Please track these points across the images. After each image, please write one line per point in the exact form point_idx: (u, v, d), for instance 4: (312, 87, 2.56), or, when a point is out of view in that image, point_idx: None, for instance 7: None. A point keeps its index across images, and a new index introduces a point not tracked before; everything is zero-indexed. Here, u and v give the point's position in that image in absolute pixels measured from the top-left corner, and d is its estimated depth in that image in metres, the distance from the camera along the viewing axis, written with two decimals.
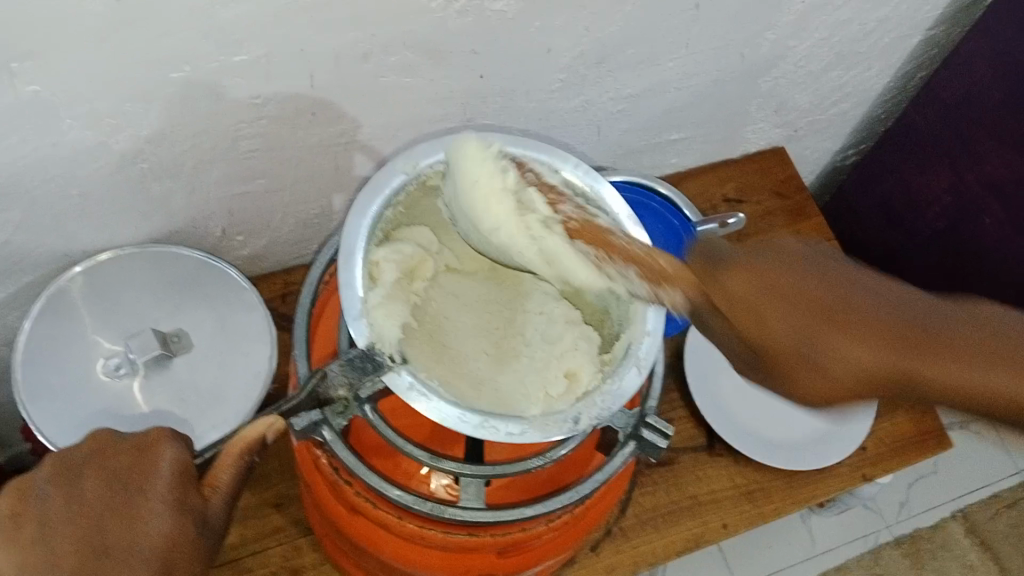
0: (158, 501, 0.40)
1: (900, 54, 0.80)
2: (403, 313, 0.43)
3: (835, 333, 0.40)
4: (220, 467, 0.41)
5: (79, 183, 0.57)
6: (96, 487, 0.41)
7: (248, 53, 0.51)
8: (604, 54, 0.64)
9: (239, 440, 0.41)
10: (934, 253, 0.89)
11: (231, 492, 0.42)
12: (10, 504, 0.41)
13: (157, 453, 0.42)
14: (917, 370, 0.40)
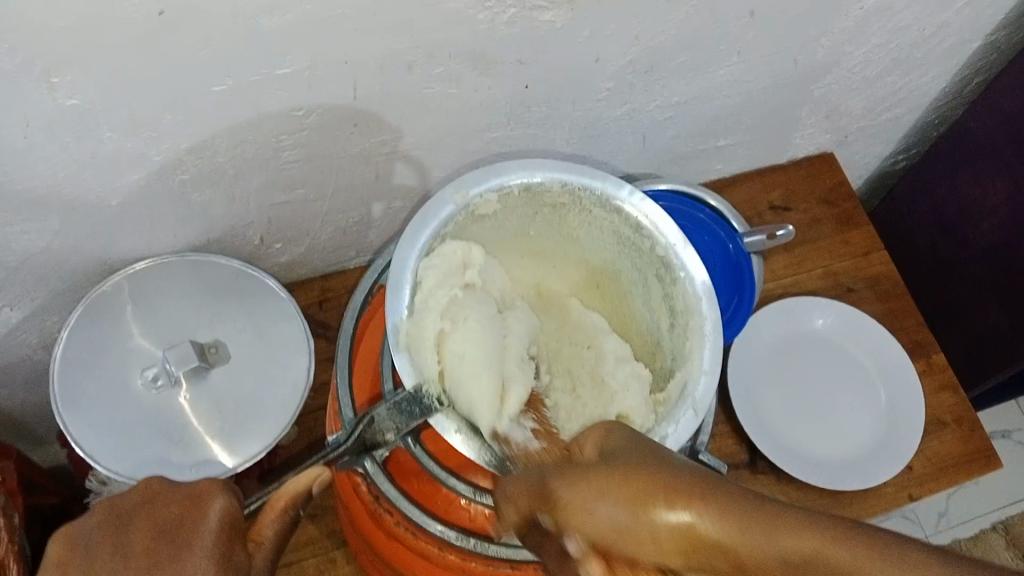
0: (203, 555, 0.38)
1: (959, 60, 0.77)
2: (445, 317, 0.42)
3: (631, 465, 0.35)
4: (266, 520, 0.40)
5: (119, 192, 0.56)
6: (144, 537, 0.40)
7: (291, 64, 0.50)
8: (653, 62, 0.62)
9: (286, 492, 0.40)
10: (987, 268, 0.86)
11: (274, 548, 0.41)
12: (58, 550, 0.40)
13: (207, 505, 0.40)
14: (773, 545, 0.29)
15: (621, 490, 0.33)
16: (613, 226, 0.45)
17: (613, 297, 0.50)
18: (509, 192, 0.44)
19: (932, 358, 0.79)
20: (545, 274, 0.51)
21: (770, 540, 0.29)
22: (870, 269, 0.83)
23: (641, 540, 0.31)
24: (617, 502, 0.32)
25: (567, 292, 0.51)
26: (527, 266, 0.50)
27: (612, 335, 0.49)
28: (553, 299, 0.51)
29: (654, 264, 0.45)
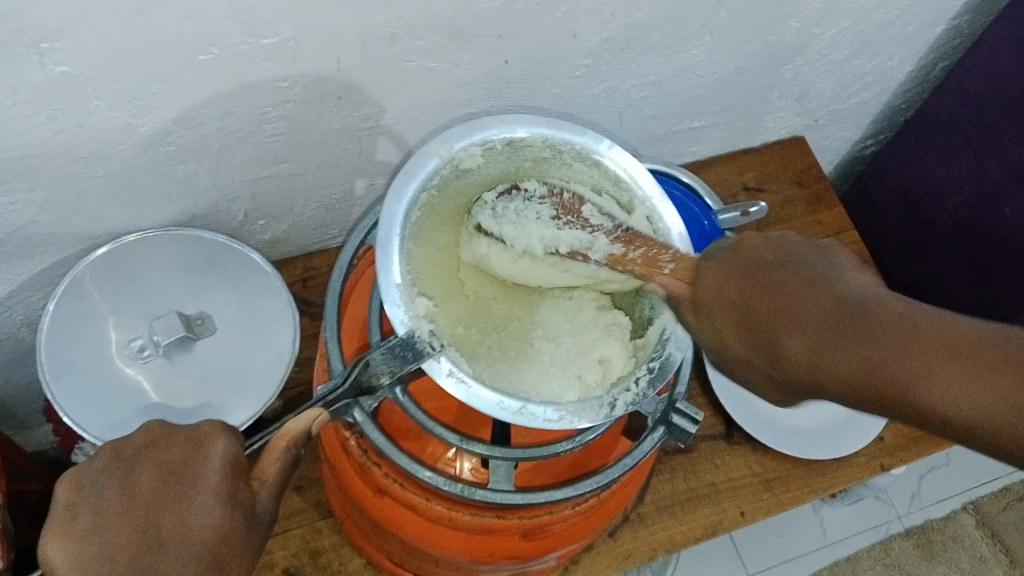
0: (211, 494, 0.39)
1: (923, 43, 0.80)
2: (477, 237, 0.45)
3: (742, 288, 0.39)
4: (269, 458, 0.40)
5: (105, 164, 0.57)
6: (151, 479, 0.40)
7: (276, 35, 0.51)
8: (629, 39, 0.64)
9: (285, 434, 0.40)
10: (955, 246, 0.88)
11: (278, 485, 0.41)
12: (66, 494, 0.40)
13: (209, 446, 0.41)
14: (879, 375, 0.34)
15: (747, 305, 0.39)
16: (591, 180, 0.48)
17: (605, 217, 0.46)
18: (492, 146, 0.45)
19: None
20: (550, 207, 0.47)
21: (863, 351, 0.34)
22: (841, 248, 0.85)
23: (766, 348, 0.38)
24: (742, 312, 0.39)
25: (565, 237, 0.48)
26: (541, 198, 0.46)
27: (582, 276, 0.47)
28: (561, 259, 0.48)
29: None
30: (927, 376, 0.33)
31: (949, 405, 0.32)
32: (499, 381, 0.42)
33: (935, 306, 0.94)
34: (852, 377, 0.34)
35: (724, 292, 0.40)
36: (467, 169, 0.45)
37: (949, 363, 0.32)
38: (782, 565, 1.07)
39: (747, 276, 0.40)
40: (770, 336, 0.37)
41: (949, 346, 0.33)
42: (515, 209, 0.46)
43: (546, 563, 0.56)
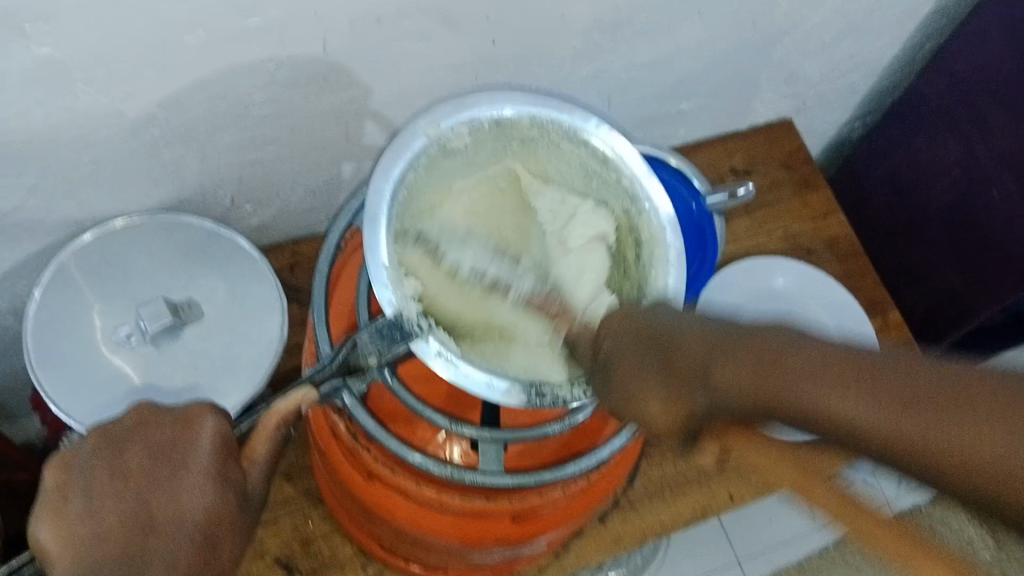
0: (201, 474, 0.39)
1: (911, 26, 0.80)
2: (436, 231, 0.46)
3: (648, 341, 0.38)
4: (259, 438, 0.41)
5: (91, 149, 0.56)
6: (141, 460, 0.40)
7: (263, 16, 0.50)
8: (617, 21, 0.64)
9: (274, 414, 0.40)
10: (943, 228, 0.89)
11: (268, 463, 0.41)
12: (54, 476, 0.39)
13: (200, 427, 0.40)
14: (790, 401, 0.32)
15: (656, 354, 0.37)
16: (580, 159, 0.47)
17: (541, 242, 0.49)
18: (480, 125, 0.45)
19: (888, 315, 0.82)
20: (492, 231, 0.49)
21: (765, 375, 0.33)
22: (829, 231, 0.85)
23: (675, 386, 0.36)
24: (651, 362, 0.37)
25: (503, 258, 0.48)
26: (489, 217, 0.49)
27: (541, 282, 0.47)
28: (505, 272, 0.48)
29: (621, 195, 0.47)
30: (844, 397, 0.30)
31: (855, 414, 0.30)
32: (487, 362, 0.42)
33: (921, 289, 0.94)
34: (746, 390, 0.33)
35: (626, 339, 0.39)
36: (451, 147, 0.45)
37: (845, 378, 0.31)
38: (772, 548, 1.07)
39: (643, 326, 0.40)
40: (662, 368, 0.37)
41: (854, 362, 0.31)
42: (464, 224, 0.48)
43: (537, 545, 0.56)
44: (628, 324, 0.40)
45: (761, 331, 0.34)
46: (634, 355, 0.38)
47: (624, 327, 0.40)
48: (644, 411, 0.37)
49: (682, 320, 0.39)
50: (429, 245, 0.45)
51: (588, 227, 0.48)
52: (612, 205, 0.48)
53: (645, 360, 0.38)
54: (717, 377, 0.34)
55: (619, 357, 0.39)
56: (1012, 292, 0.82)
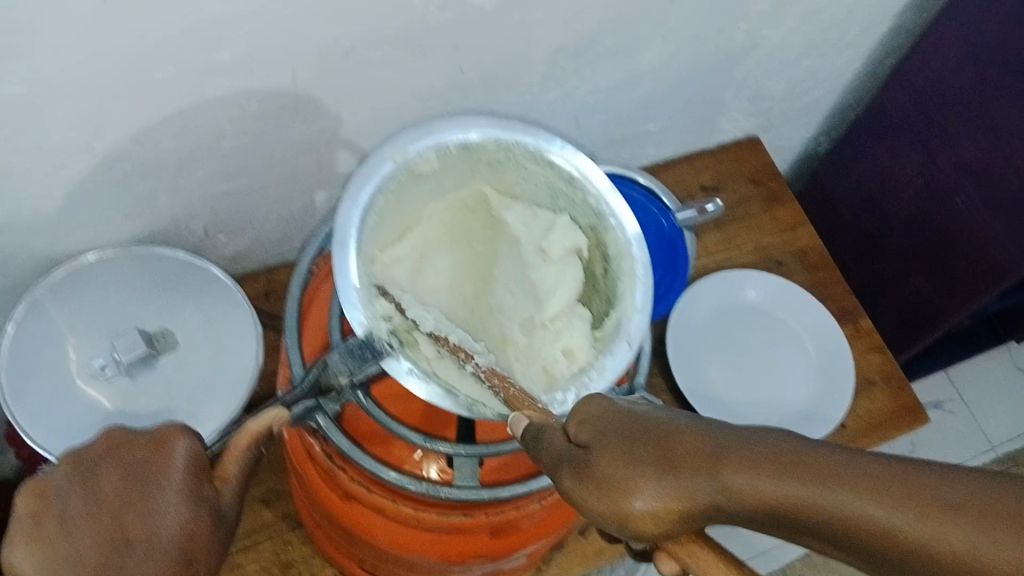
0: (177, 493, 0.39)
1: (868, 42, 0.82)
2: (400, 272, 0.47)
3: (631, 435, 0.32)
4: (230, 457, 0.41)
5: (62, 184, 0.57)
6: (115, 483, 0.39)
7: (231, 50, 0.51)
8: (582, 46, 0.65)
9: (246, 434, 0.41)
10: (910, 235, 0.90)
11: (240, 484, 0.41)
12: (28, 503, 0.39)
13: (173, 448, 0.40)
14: (811, 509, 0.27)
15: (645, 448, 0.32)
16: (547, 179, 0.47)
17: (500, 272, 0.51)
18: (446, 149, 0.45)
19: (859, 323, 0.83)
20: (446, 269, 0.50)
21: (782, 475, 0.28)
22: (798, 243, 0.87)
23: (668, 482, 0.31)
24: (638, 456, 0.32)
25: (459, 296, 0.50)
26: (442, 254, 0.50)
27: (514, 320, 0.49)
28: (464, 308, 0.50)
29: (587, 213, 0.47)
30: (869, 502, 0.26)
31: (891, 527, 0.26)
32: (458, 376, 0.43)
33: (891, 296, 0.96)
34: (756, 491, 0.28)
35: (612, 423, 0.34)
36: (418, 174, 0.45)
37: (878, 490, 0.26)
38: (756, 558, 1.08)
39: (623, 418, 0.34)
40: (661, 461, 0.31)
41: (882, 473, 0.26)
42: (422, 258, 0.49)
43: (519, 560, 0.56)
44: (610, 417, 0.34)
45: (767, 429, 0.30)
46: (617, 446, 0.32)
47: (604, 421, 0.34)
48: (629, 503, 0.31)
49: (671, 417, 0.33)
50: (399, 270, 0.47)
51: (555, 238, 0.48)
52: (578, 218, 0.48)
53: (633, 453, 0.32)
54: (730, 476, 0.29)
55: (597, 449, 0.33)
56: (983, 295, 0.83)
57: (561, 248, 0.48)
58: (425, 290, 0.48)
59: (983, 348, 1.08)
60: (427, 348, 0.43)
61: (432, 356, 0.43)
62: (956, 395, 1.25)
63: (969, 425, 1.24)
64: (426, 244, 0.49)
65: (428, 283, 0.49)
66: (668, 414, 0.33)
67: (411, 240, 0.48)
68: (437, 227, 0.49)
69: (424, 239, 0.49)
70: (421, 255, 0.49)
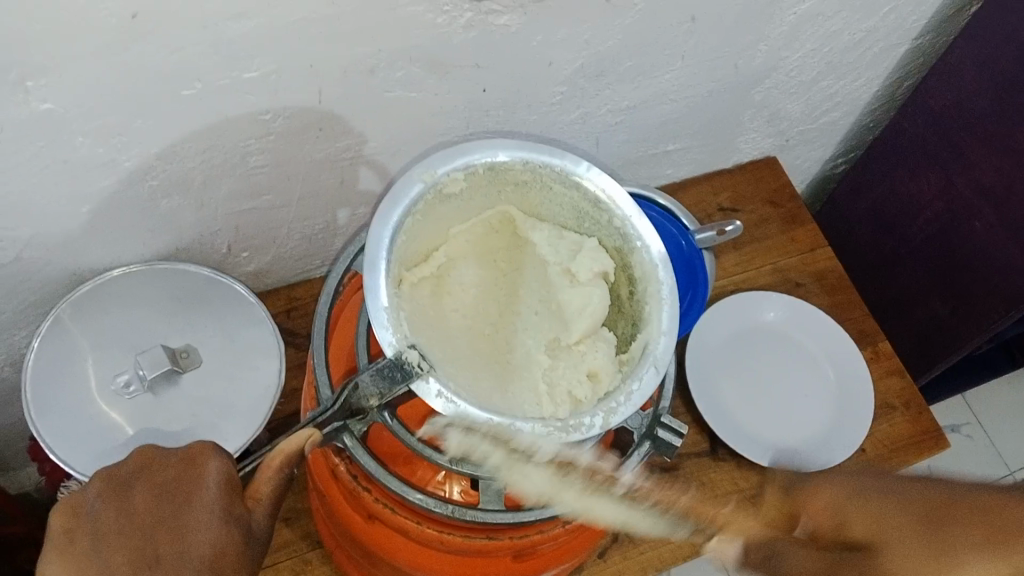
0: (206, 511, 0.39)
1: (887, 65, 0.82)
2: (422, 297, 0.46)
3: (862, 527, 0.44)
4: (262, 478, 0.41)
5: (89, 200, 0.58)
6: (146, 500, 0.40)
7: (258, 69, 0.52)
8: (602, 67, 0.66)
9: (277, 456, 0.40)
10: (927, 258, 0.90)
11: (273, 503, 0.41)
12: (62, 520, 0.40)
13: (203, 466, 0.40)
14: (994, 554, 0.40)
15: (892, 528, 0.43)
16: (572, 201, 0.48)
17: (532, 297, 0.49)
18: (474, 171, 0.46)
19: (878, 346, 0.83)
20: (474, 291, 0.49)
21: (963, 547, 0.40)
22: (816, 264, 0.87)
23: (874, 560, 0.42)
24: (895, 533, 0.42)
25: (492, 321, 0.48)
26: (468, 273, 0.49)
27: (544, 351, 0.47)
28: (493, 333, 0.48)
29: (612, 235, 0.48)
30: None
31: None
32: (497, 404, 0.42)
33: (908, 319, 0.96)
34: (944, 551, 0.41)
35: (889, 509, 0.44)
36: (443, 197, 0.46)
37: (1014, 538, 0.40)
38: None
39: (848, 496, 0.46)
40: (932, 544, 0.41)
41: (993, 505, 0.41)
42: (445, 279, 0.48)
43: None
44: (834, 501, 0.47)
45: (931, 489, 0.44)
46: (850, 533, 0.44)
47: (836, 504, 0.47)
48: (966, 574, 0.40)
49: (847, 499, 0.46)
50: (424, 292, 0.46)
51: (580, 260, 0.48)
52: (604, 241, 0.49)
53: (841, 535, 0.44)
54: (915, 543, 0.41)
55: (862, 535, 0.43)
56: (999, 319, 0.83)
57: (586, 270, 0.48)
58: (450, 309, 0.48)
59: (1002, 371, 1.08)
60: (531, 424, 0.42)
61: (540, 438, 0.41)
62: (973, 418, 1.24)
63: (986, 448, 1.23)
64: (446, 267, 0.49)
65: (455, 304, 0.48)
66: (821, 491, 0.48)
67: (434, 267, 0.48)
68: (459, 249, 0.49)
69: (445, 263, 0.49)
70: (444, 279, 0.48)
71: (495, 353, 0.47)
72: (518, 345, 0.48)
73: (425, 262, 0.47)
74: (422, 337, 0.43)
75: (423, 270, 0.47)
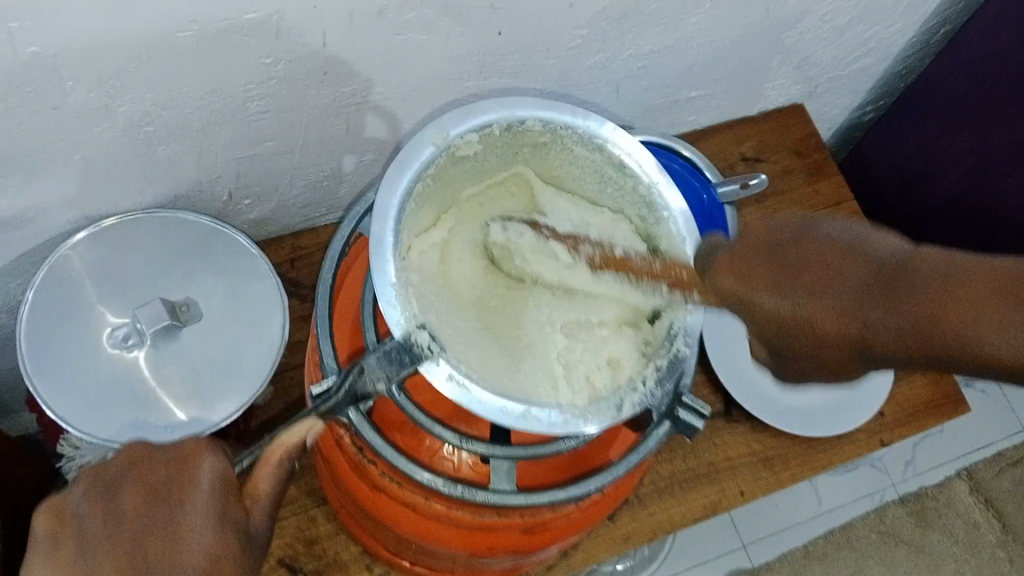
0: (202, 516, 0.38)
1: (927, 10, 0.77)
2: (423, 264, 0.44)
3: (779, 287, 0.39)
4: (260, 475, 0.39)
5: (84, 146, 0.54)
6: (136, 503, 0.39)
7: (258, 10, 0.48)
8: (626, 10, 0.61)
9: (278, 447, 0.39)
10: (955, 217, 0.88)
11: (272, 502, 0.40)
12: (48, 523, 0.39)
13: (197, 466, 0.39)
14: (932, 335, 0.35)
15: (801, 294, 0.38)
16: (595, 164, 0.46)
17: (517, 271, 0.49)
18: (491, 131, 0.43)
19: None
20: (472, 262, 0.48)
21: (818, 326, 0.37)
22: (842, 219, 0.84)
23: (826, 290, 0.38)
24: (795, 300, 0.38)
25: (491, 293, 0.48)
26: (473, 241, 0.48)
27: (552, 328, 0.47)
28: (492, 308, 0.47)
29: (637, 203, 0.46)
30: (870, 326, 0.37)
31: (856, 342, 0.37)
32: (509, 386, 0.40)
33: None
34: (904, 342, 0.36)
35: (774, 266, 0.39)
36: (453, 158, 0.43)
37: (860, 319, 0.37)
38: (779, 532, 1.07)
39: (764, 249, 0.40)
40: (871, 324, 0.36)
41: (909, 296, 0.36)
42: (450, 245, 0.47)
43: (547, 552, 0.54)
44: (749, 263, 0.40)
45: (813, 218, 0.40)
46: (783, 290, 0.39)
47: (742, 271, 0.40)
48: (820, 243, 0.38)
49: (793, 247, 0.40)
50: (429, 259, 0.45)
51: (586, 236, 0.47)
52: (627, 206, 0.47)
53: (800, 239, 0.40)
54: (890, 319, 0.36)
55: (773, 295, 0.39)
56: None
57: (586, 244, 0.47)
58: (457, 279, 0.46)
59: None
60: (565, 394, 0.40)
61: (577, 402, 0.40)
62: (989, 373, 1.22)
63: (1001, 404, 1.21)
64: (452, 236, 0.47)
65: (456, 274, 0.46)
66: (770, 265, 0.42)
67: (439, 238, 0.46)
68: (468, 216, 0.49)
69: (447, 235, 0.47)
70: (448, 247, 0.47)
71: (500, 329, 0.46)
72: (524, 319, 0.47)
73: (433, 228, 0.46)
74: (428, 318, 0.40)
75: (419, 241, 0.44)
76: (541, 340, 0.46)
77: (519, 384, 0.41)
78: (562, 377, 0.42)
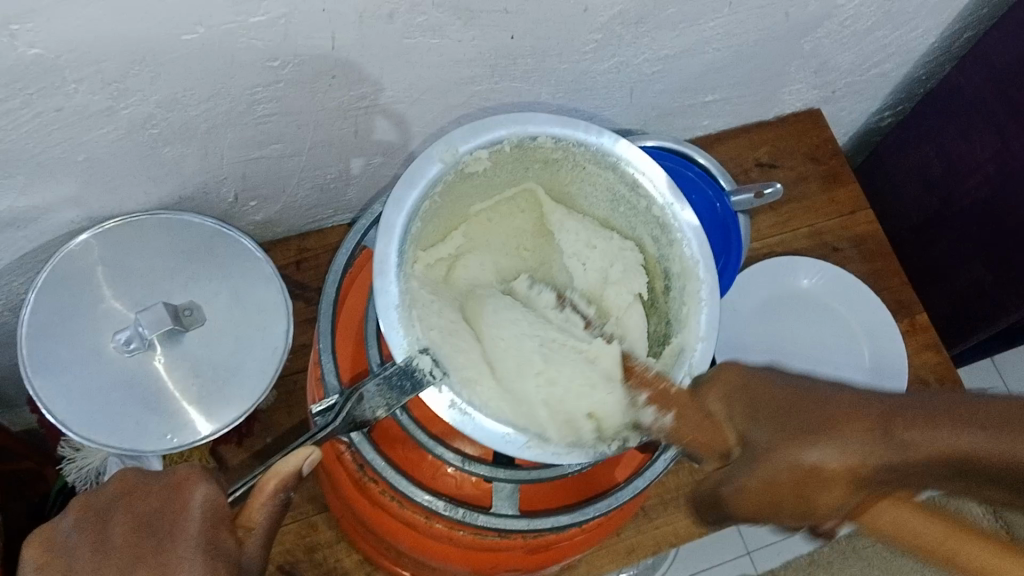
0: (190, 545, 0.39)
1: (950, 15, 0.76)
2: (427, 281, 0.44)
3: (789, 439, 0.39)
4: (253, 506, 0.41)
5: (88, 147, 0.54)
6: (126, 533, 0.41)
7: (266, 13, 0.47)
8: (642, 14, 0.60)
9: (271, 477, 0.40)
10: (970, 226, 0.85)
11: (265, 532, 0.41)
12: (38, 556, 0.41)
13: (186, 496, 0.41)
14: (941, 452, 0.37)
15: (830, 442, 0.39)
16: (608, 181, 0.46)
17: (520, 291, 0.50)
18: (501, 148, 0.43)
19: (915, 318, 0.80)
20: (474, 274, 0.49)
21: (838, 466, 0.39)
22: (856, 228, 0.83)
23: (843, 427, 0.39)
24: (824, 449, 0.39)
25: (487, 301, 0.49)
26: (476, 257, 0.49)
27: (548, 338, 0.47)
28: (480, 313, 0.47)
29: (650, 222, 0.47)
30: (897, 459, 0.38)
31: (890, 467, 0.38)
32: (510, 411, 0.41)
33: (948, 287, 0.92)
34: (915, 454, 0.38)
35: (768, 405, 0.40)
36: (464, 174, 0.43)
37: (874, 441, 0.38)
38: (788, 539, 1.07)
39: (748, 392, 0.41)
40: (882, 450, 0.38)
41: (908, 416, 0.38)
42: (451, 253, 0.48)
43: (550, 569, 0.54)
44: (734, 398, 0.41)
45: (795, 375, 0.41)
46: (802, 446, 0.39)
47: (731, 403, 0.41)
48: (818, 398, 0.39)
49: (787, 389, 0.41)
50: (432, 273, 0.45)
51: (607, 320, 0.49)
52: (640, 225, 0.48)
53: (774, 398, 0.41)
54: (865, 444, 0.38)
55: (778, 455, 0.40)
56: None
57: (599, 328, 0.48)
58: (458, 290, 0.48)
59: None
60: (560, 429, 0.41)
61: (569, 436, 0.41)
62: (1001, 382, 1.21)
63: None
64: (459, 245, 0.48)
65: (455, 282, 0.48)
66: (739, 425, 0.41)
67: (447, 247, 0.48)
68: (477, 229, 0.49)
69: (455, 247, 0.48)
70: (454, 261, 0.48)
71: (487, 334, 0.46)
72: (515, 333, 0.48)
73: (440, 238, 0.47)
74: (433, 339, 0.40)
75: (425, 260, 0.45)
76: (520, 346, 0.45)
77: (520, 409, 0.41)
78: (558, 404, 0.43)
